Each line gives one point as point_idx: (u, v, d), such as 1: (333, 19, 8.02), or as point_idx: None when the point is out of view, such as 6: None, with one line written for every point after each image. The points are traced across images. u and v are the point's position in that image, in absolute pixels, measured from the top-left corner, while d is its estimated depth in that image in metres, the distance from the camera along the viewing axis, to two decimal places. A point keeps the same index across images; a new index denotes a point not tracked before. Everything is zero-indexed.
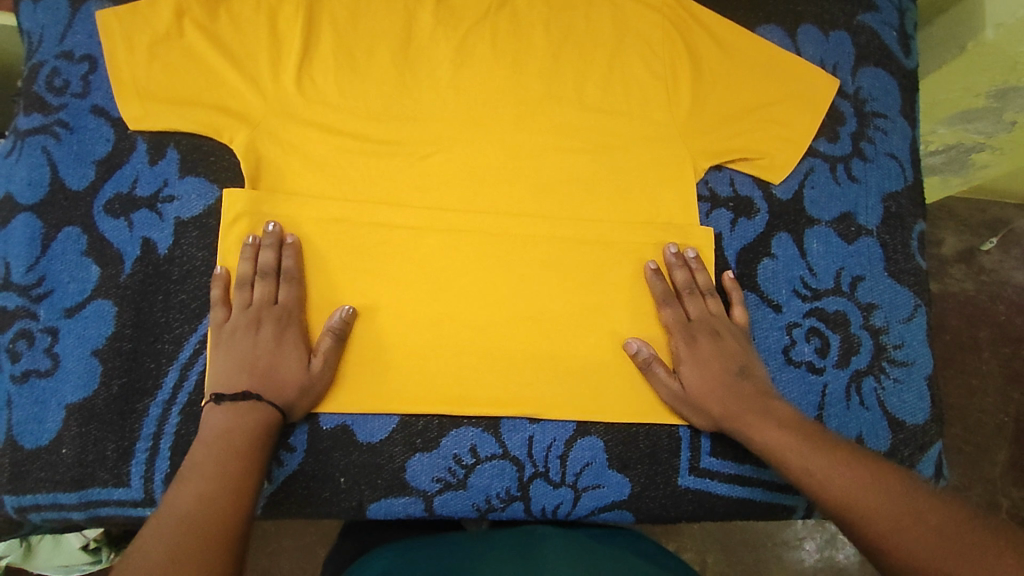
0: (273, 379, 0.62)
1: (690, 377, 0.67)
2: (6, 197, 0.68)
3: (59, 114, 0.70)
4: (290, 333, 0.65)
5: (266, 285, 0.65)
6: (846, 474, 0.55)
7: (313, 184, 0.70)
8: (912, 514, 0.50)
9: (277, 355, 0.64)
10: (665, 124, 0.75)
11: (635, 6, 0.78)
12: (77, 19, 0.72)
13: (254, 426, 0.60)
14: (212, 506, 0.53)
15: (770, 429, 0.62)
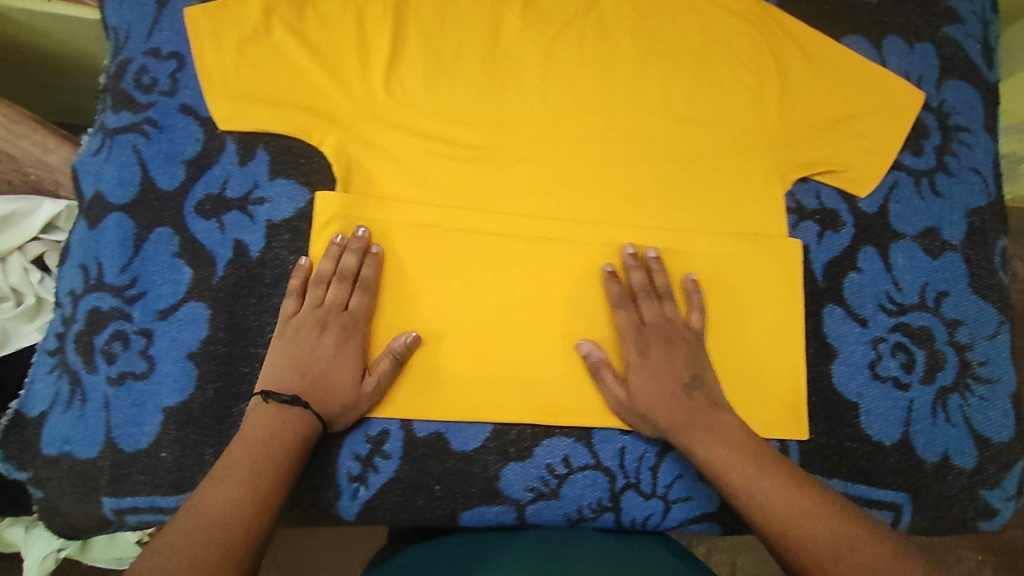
0: (321, 390, 0.62)
1: (640, 385, 0.65)
2: (97, 196, 0.67)
3: (148, 113, 0.68)
4: (352, 344, 0.64)
5: (340, 289, 0.65)
6: (777, 499, 0.55)
7: (403, 188, 0.69)
8: (851, 548, 0.51)
9: (337, 365, 0.63)
10: (755, 135, 0.74)
11: (721, 13, 0.76)
12: (164, 14, 0.70)
13: (291, 435, 0.58)
14: (236, 517, 0.51)
15: (714, 445, 0.61)
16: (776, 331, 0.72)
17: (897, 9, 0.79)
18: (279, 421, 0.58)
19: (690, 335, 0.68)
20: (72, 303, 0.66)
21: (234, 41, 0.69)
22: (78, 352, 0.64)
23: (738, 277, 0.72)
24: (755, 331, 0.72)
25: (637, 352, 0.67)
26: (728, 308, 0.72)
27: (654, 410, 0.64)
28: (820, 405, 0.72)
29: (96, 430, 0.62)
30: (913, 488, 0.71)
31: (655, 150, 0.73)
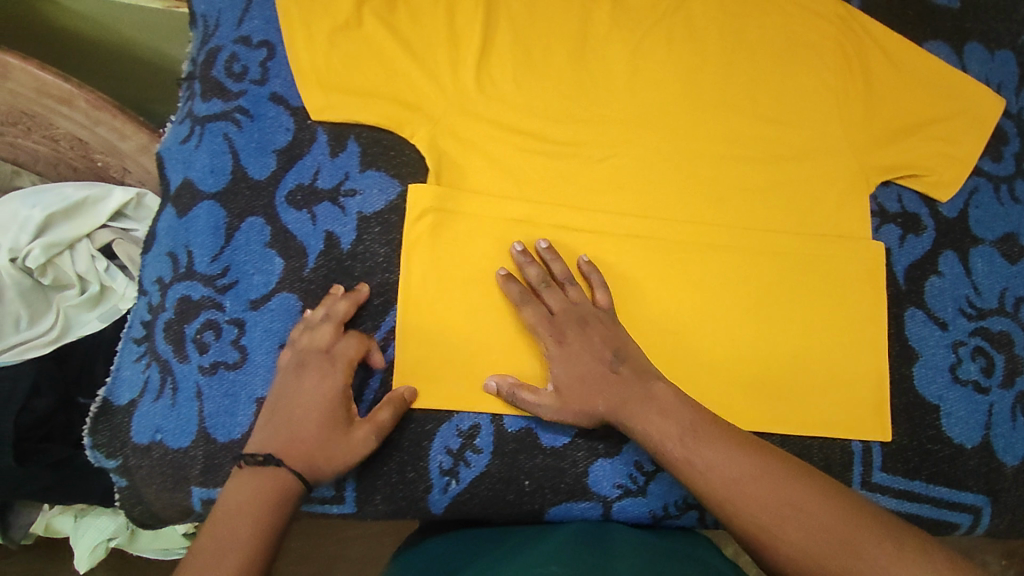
0: (302, 440, 0.55)
1: (568, 376, 0.61)
2: (186, 184, 0.66)
3: (239, 101, 0.67)
4: (333, 387, 0.58)
5: (321, 332, 0.61)
6: (722, 467, 0.51)
7: (494, 182, 0.69)
8: (795, 507, 0.49)
9: (319, 408, 0.57)
10: (839, 137, 0.75)
11: (807, 15, 0.77)
12: (255, 3, 0.69)
13: (262, 509, 0.50)
14: None
15: (652, 417, 0.56)
16: (859, 333, 0.72)
17: (977, 16, 0.80)
18: (248, 497, 0.50)
19: (597, 311, 0.64)
20: (159, 291, 0.65)
21: (326, 31, 0.68)
22: (167, 341, 0.63)
23: (822, 278, 0.73)
24: (840, 333, 0.72)
25: (554, 338, 0.62)
26: (812, 309, 0.72)
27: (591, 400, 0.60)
28: (903, 407, 0.72)
29: (189, 419, 0.62)
30: (992, 491, 0.71)
31: (740, 149, 0.74)
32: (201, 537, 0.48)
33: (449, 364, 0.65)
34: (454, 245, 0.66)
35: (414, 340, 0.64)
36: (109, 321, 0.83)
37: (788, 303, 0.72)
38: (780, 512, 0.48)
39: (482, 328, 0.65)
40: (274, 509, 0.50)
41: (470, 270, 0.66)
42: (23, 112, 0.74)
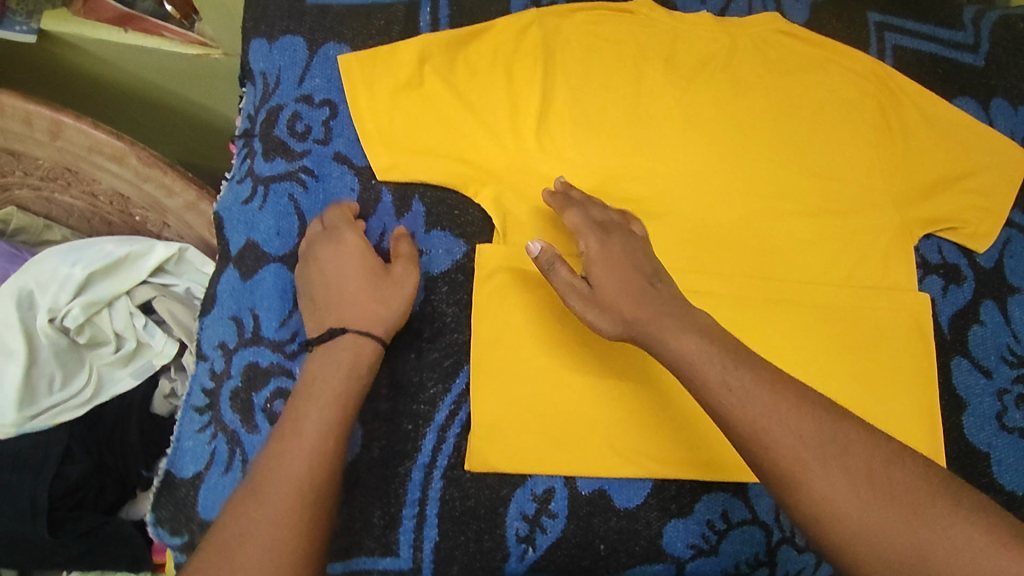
0: (354, 307, 0.59)
1: (612, 288, 0.59)
2: (249, 246, 0.65)
3: (304, 161, 0.67)
4: (354, 247, 0.61)
5: (329, 218, 0.64)
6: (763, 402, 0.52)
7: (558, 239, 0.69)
8: (839, 449, 0.50)
9: (352, 268, 0.60)
10: (882, 192, 0.77)
11: (848, 74, 0.79)
12: (316, 61, 0.69)
13: (340, 376, 0.56)
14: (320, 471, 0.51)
15: (689, 336, 0.55)
16: (911, 384, 0.74)
17: (1002, 73, 0.83)
18: (328, 368, 0.56)
19: (630, 230, 0.65)
20: (222, 357, 0.63)
21: (387, 90, 0.68)
22: (235, 411, 0.62)
23: (873, 328, 0.74)
24: (892, 383, 0.74)
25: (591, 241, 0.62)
26: (867, 360, 0.74)
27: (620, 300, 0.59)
28: (956, 455, 0.74)
29: None
30: None
31: (791, 203, 0.76)
32: (295, 410, 0.54)
33: (525, 426, 0.64)
34: (522, 304, 0.66)
35: (488, 401, 0.64)
36: (143, 378, 0.79)
37: (843, 354, 0.74)
38: (823, 453, 0.50)
39: (553, 388, 0.65)
40: (351, 374, 0.56)
41: (541, 329, 0.66)
42: (66, 167, 0.71)
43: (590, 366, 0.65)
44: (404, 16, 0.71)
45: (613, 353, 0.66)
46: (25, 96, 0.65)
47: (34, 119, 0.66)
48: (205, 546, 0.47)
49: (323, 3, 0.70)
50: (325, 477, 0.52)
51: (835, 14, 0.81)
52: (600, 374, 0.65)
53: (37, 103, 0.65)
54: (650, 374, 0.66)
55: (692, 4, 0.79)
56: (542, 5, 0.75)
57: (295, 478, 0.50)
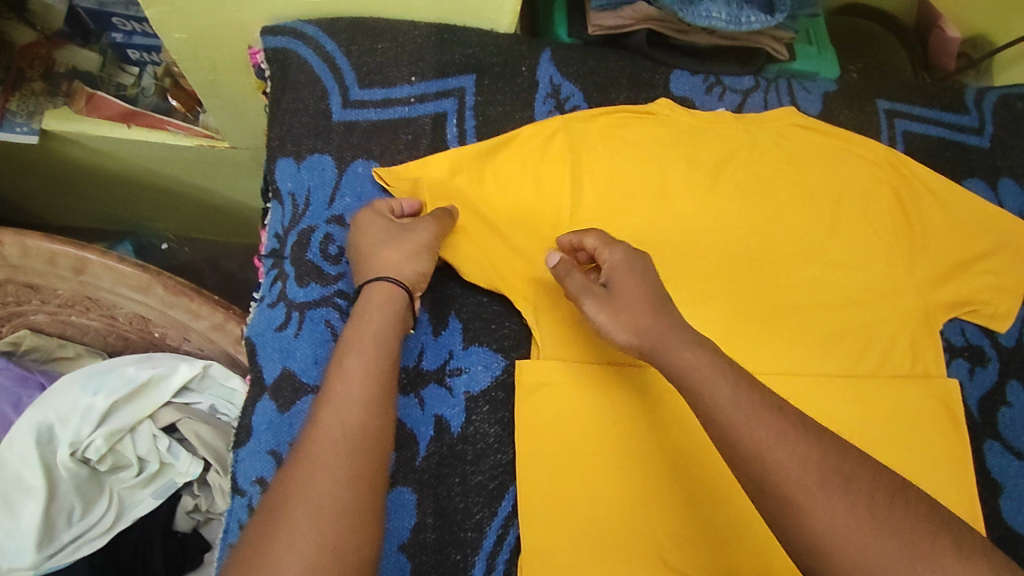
0: (378, 260, 0.61)
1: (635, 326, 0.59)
2: (286, 375, 0.64)
3: (339, 284, 0.66)
4: (380, 216, 0.64)
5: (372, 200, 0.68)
6: (758, 435, 0.50)
7: (591, 347, 0.67)
8: (843, 478, 0.48)
9: (374, 231, 0.63)
10: (904, 278, 0.78)
11: (861, 163, 0.81)
12: (344, 178, 0.69)
13: (364, 322, 0.57)
14: (357, 414, 0.51)
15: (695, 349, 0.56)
16: (951, 470, 0.73)
17: (1007, 153, 0.86)
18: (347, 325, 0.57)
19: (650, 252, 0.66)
20: (260, 492, 0.61)
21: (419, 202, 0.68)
22: None
23: (910, 416, 0.74)
24: (936, 469, 0.73)
25: (608, 250, 0.63)
26: (910, 448, 0.73)
27: (630, 308, 0.60)
28: (1000, 541, 0.74)
29: None
30: None
31: (818, 293, 0.77)
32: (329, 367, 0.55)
33: (577, 545, 0.62)
34: (564, 418, 0.65)
35: (534, 524, 0.63)
36: (164, 497, 0.75)
37: (883, 446, 0.73)
38: (828, 483, 0.48)
39: (601, 508, 0.63)
40: (374, 317, 0.57)
41: (587, 445, 0.65)
42: (86, 296, 0.72)
43: (638, 484, 0.64)
44: (431, 127, 0.72)
45: (661, 469, 0.65)
46: (51, 237, 0.67)
47: (58, 259, 0.68)
48: (264, 509, 0.47)
49: (350, 119, 0.71)
50: (359, 412, 0.51)
51: (846, 104, 0.84)
52: (648, 491, 0.64)
53: (62, 244, 0.67)
54: (698, 490, 0.65)
55: (710, 101, 0.81)
56: (566, 109, 0.76)
57: (330, 424, 0.50)
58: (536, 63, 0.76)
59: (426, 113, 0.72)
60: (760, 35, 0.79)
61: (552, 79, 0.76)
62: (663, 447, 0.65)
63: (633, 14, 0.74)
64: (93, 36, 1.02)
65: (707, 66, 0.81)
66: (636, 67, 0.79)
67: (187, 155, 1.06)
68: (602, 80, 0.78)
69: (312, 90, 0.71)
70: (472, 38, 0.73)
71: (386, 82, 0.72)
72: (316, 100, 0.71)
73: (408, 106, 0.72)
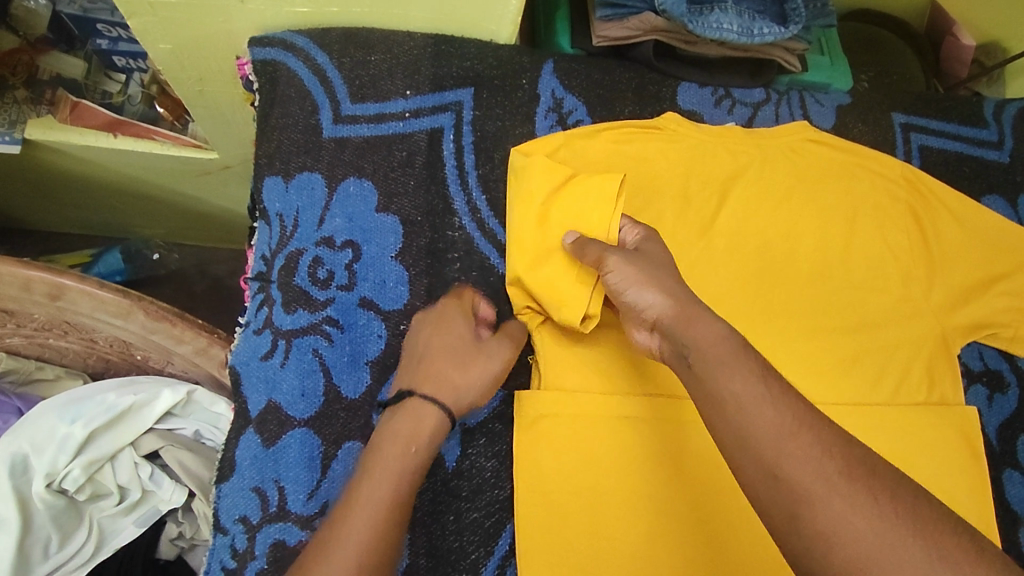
0: (439, 376, 0.57)
1: (654, 306, 0.54)
2: (272, 407, 0.60)
3: (328, 311, 0.63)
4: (458, 330, 0.60)
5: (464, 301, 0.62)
6: (769, 418, 0.45)
7: (599, 371, 0.64)
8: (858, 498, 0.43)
9: (448, 352, 0.58)
10: (919, 300, 0.75)
11: (876, 180, 0.78)
12: (335, 199, 0.66)
13: (405, 442, 0.54)
14: (374, 551, 0.48)
15: (699, 337, 0.50)
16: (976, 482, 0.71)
17: None
18: (378, 445, 0.54)
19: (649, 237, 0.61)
20: (243, 532, 0.58)
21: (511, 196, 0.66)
22: None
23: (929, 440, 0.71)
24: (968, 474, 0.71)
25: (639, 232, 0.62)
26: (934, 473, 0.70)
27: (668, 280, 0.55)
28: None
29: None
30: None
31: (828, 316, 0.74)
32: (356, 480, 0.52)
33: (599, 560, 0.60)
34: (566, 450, 0.61)
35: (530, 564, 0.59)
36: (147, 526, 0.72)
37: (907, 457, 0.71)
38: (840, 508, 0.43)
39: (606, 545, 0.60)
40: (412, 440, 0.54)
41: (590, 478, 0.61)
42: (64, 320, 0.68)
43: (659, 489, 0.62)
44: (426, 144, 0.69)
45: (669, 503, 0.61)
46: (26, 263, 0.64)
47: (33, 283, 0.65)
48: None
49: (341, 135, 0.68)
50: (369, 548, 0.48)
51: (860, 118, 0.81)
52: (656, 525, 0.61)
53: (37, 268, 0.64)
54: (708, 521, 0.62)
55: (719, 115, 0.78)
56: (568, 124, 0.73)
57: (342, 555, 0.47)
58: (538, 75, 0.72)
59: (421, 128, 0.69)
60: (771, 47, 0.76)
61: (554, 93, 0.73)
62: (676, 461, 0.62)
63: (641, 25, 0.71)
64: (79, 42, 0.96)
65: (716, 79, 0.77)
66: (642, 79, 0.76)
67: (175, 166, 1.03)
68: (606, 93, 0.74)
69: (302, 105, 0.69)
70: (470, 50, 0.70)
71: (379, 96, 0.69)
72: (306, 116, 0.68)
73: (403, 121, 0.69)
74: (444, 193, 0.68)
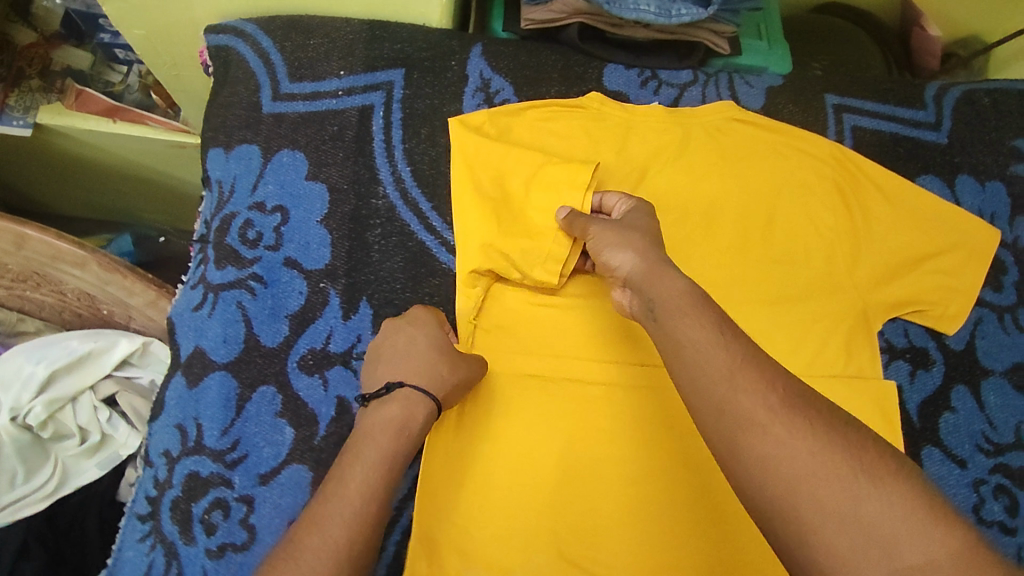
0: (419, 368, 0.61)
1: (625, 264, 0.58)
2: (198, 352, 0.66)
3: (254, 268, 0.69)
4: (434, 335, 0.64)
5: (432, 317, 0.66)
6: (720, 358, 0.47)
7: (533, 344, 0.69)
8: None
9: (426, 351, 0.62)
10: (843, 276, 0.76)
11: (803, 158, 0.79)
12: (269, 168, 0.72)
13: (392, 427, 0.57)
14: (364, 521, 0.52)
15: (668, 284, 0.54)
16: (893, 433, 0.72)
17: (966, 149, 0.82)
18: (368, 435, 0.57)
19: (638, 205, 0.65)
20: (165, 464, 0.64)
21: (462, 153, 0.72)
22: (174, 522, 0.62)
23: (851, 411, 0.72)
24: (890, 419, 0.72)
25: (628, 205, 0.65)
26: None
27: (645, 242, 0.59)
28: None
29: None
30: None
31: (750, 290, 0.75)
32: (347, 459, 0.56)
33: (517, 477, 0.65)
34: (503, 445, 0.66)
35: (452, 531, 0.63)
36: (108, 468, 0.80)
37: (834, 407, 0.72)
38: None
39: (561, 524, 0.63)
40: (400, 432, 0.57)
41: (534, 446, 0.66)
42: (34, 271, 0.77)
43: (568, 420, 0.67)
44: (357, 119, 0.74)
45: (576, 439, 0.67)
46: None
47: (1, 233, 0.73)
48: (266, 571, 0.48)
49: (279, 111, 0.74)
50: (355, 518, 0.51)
51: (791, 99, 0.83)
52: (605, 475, 0.66)
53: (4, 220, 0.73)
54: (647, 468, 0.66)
55: (645, 96, 0.81)
56: (494, 103, 0.77)
57: (335, 522, 0.51)
58: (467, 57, 0.77)
59: (352, 105, 0.74)
60: (695, 29, 0.78)
61: (482, 73, 0.77)
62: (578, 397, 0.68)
63: (564, 8, 0.75)
64: (87, 37, 1.08)
65: (643, 61, 0.81)
66: (568, 61, 0.79)
67: (169, 151, 1.12)
68: (532, 74, 0.78)
69: (246, 84, 0.75)
70: (403, 33, 0.75)
71: (316, 76, 0.75)
72: (249, 94, 0.74)
73: (336, 98, 0.74)
74: (370, 163, 0.73)
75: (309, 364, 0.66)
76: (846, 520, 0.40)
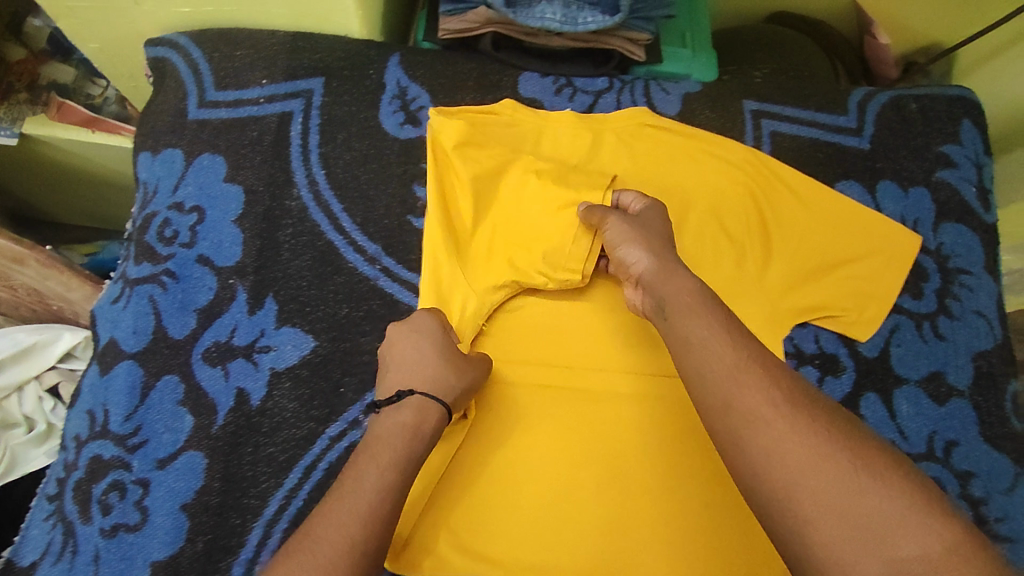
0: (433, 370, 0.62)
1: (641, 262, 0.60)
2: (111, 343, 0.70)
3: (167, 264, 0.72)
4: (441, 338, 0.65)
5: (437, 318, 0.67)
6: (728, 353, 0.48)
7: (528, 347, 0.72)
8: None
9: (436, 354, 0.64)
10: (750, 280, 0.75)
11: (716, 164, 0.79)
12: (190, 170, 0.76)
13: (410, 426, 0.59)
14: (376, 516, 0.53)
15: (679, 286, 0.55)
16: None
17: (889, 154, 0.82)
18: (384, 436, 0.58)
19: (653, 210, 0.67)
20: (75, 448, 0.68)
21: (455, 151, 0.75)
22: (76, 502, 0.66)
23: None
24: None
25: (644, 204, 0.68)
26: None
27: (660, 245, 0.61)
28: None
29: None
30: None
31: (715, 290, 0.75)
32: (361, 455, 0.57)
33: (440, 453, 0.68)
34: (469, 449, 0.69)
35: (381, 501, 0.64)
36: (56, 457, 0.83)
37: None
38: None
39: (516, 521, 0.66)
40: (415, 432, 0.59)
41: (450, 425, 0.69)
42: None
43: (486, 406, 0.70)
44: (276, 125, 0.78)
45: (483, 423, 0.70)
46: None
47: None
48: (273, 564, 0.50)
49: (202, 117, 0.78)
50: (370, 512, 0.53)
51: (708, 105, 0.83)
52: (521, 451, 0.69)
53: None
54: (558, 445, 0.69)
55: (560, 102, 0.83)
56: (411, 110, 0.80)
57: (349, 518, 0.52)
58: (384, 66, 0.80)
59: (273, 112, 0.78)
60: (608, 37, 0.79)
61: (399, 82, 0.80)
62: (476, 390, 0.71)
63: (477, 18, 0.78)
64: (70, 53, 1.15)
65: (558, 69, 0.83)
66: (484, 70, 0.82)
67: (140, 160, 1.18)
68: (448, 82, 0.81)
69: (176, 93, 0.79)
70: (323, 45, 0.80)
71: (239, 85, 0.79)
72: (177, 102, 0.79)
73: (257, 105, 0.78)
74: (286, 167, 0.77)
75: (211, 355, 0.70)
76: (835, 505, 0.40)
